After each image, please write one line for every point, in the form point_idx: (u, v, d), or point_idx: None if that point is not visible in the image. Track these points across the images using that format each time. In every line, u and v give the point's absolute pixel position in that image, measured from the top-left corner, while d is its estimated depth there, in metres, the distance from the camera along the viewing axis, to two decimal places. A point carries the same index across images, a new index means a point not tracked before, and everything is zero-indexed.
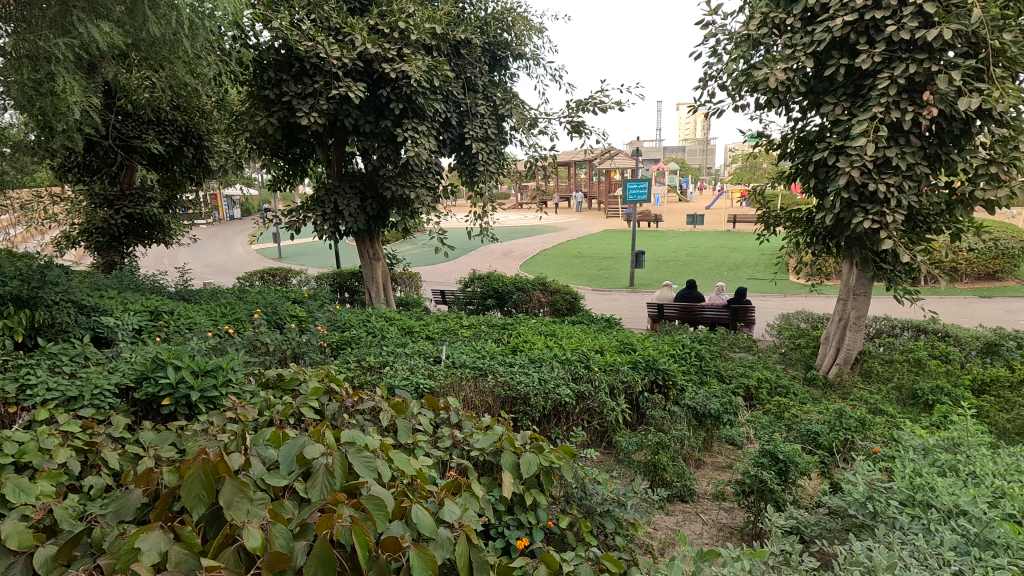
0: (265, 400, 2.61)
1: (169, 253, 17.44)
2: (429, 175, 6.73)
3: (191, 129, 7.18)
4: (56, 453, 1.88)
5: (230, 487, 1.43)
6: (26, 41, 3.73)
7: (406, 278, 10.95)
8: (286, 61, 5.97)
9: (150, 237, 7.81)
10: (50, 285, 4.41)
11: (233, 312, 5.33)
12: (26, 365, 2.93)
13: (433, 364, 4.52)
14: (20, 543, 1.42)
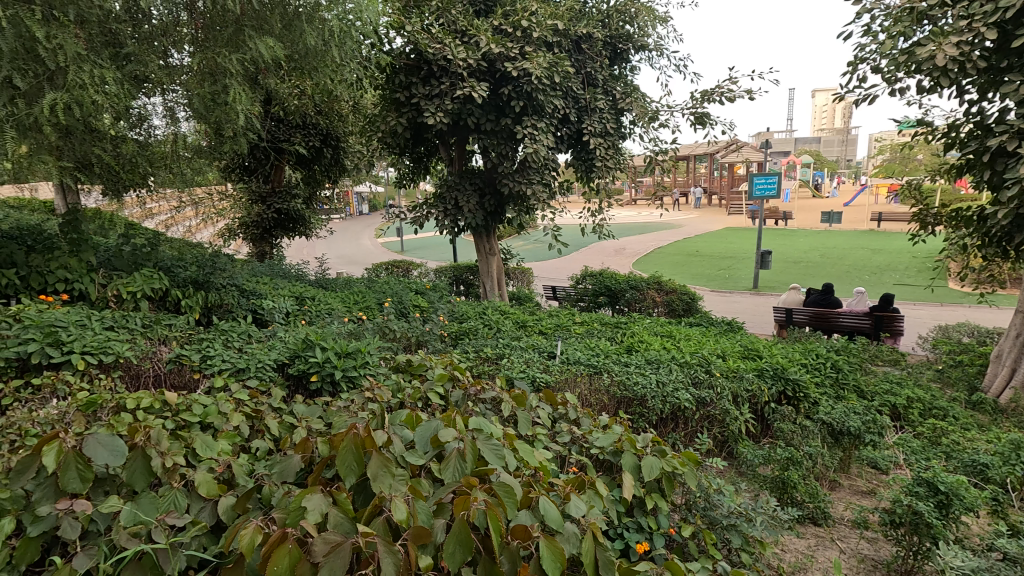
0: (396, 383, 2.79)
1: (307, 244, 19.27)
2: (546, 171, 6.79)
3: (331, 132, 7.87)
4: (231, 417, 2.16)
5: (376, 461, 1.54)
6: (208, 58, 4.28)
7: (518, 273, 11.18)
8: (416, 65, 6.31)
9: (295, 229, 8.69)
10: (219, 270, 5.07)
11: (363, 300, 5.77)
12: (205, 339, 3.41)
13: (548, 359, 4.56)
14: (209, 492, 1.64)
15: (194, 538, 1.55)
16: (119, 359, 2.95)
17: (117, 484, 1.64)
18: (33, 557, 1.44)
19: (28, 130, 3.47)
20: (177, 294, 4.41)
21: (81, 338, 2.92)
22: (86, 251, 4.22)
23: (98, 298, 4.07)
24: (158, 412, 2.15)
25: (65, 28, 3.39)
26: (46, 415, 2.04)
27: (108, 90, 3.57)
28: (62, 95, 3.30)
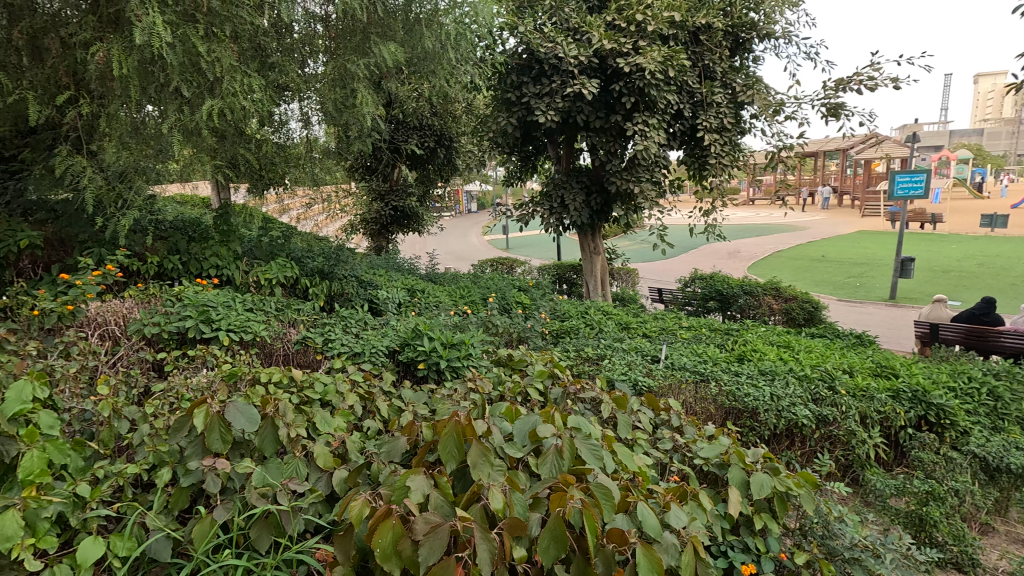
0: (497, 376, 2.85)
1: (420, 239, 20.29)
2: (656, 169, 6.56)
3: (445, 132, 8.20)
4: (347, 396, 2.32)
5: (475, 450, 1.58)
6: (338, 64, 4.66)
7: (623, 274, 10.94)
8: (528, 64, 6.38)
9: (409, 226, 9.19)
10: (341, 262, 5.50)
11: (469, 295, 5.96)
12: (328, 324, 3.72)
13: (651, 362, 4.42)
14: (325, 463, 1.78)
15: (311, 504, 1.69)
16: (256, 338, 3.30)
17: (249, 448, 1.83)
18: (183, 505, 1.66)
19: (191, 135, 3.99)
20: (305, 282, 4.84)
21: (227, 317, 3.31)
22: (233, 241, 4.79)
23: (241, 283, 4.59)
24: (286, 387, 2.37)
25: (222, 43, 3.84)
26: (198, 383, 2.34)
27: (254, 97, 4.00)
28: (218, 103, 3.75)
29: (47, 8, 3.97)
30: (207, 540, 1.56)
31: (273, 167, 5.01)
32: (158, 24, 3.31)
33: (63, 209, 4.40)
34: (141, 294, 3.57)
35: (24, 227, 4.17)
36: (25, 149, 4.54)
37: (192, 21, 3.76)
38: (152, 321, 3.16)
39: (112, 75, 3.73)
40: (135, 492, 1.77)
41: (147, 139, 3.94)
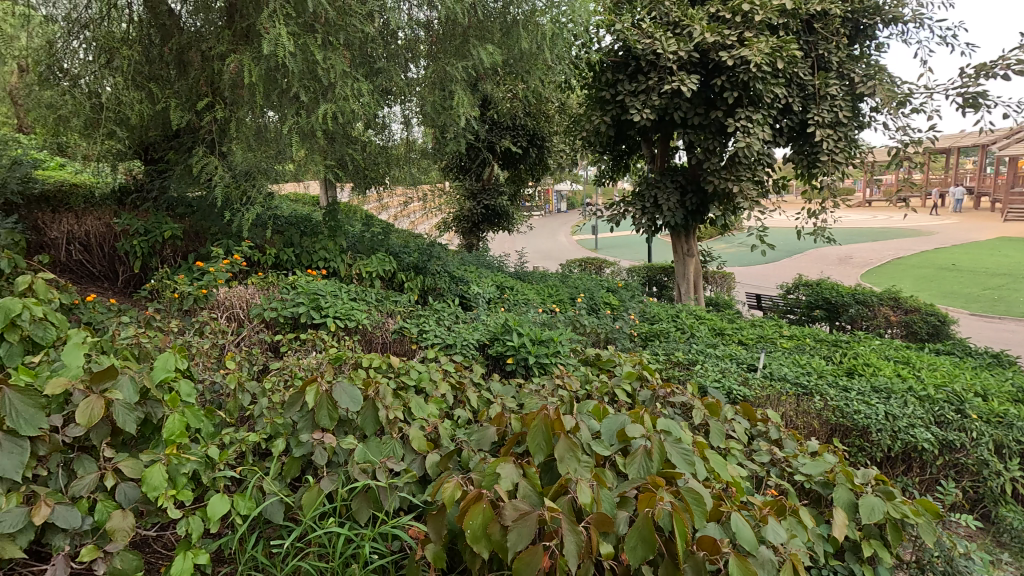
0: (585, 374, 2.84)
1: (508, 238, 20.57)
2: (759, 167, 6.19)
3: (538, 132, 8.26)
4: (439, 385, 2.43)
5: (564, 444, 1.60)
6: (439, 67, 4.86)
7: (718, 278, 10.44)
8: (624, 61, 6.26)
9: (499, 224, 9.37)
10: (435, 258, 5.72)
11: (557, 294, 5.97)
12: (423, 316, 3.89)
13: (747, 371, 4.19)
14: (419, 446, 1.88)
15: (407, 483, 1.79)
16: (359, 325, 3.53)
17: (352, 426, 1.97)
18: (295, 474, 1.82)
19: (307, 137, 4.34)
20: (402, 276, 5.09)
21: (334, 305, 3.57)
22: (339, 236, 5.14)
23: (345, 275, 4.91)
24: (385, 372, 2.51)
25: (336, 51, 4.13)
26: (308, 364, 2.55)
27: (362, 101, 4.26)
28: (331, 106, 4.04)
29: (192, 30, 4.60)
30: (315, 507, 1.70)
31: (376, 166, 5.30)
32: (283, 35, 3.63)
33: (199, 204, 4.95)
34: (261, 282, 3.94)
35: (168, 220, 4.74)
36: (170, 152, 5.15)
37: (311, 31, 4.08)
38: (271, 306, 3.48)
39: (243, 84, 4.15)
40: (255, 459, 1.96)
41: (268, 142, 4.32)
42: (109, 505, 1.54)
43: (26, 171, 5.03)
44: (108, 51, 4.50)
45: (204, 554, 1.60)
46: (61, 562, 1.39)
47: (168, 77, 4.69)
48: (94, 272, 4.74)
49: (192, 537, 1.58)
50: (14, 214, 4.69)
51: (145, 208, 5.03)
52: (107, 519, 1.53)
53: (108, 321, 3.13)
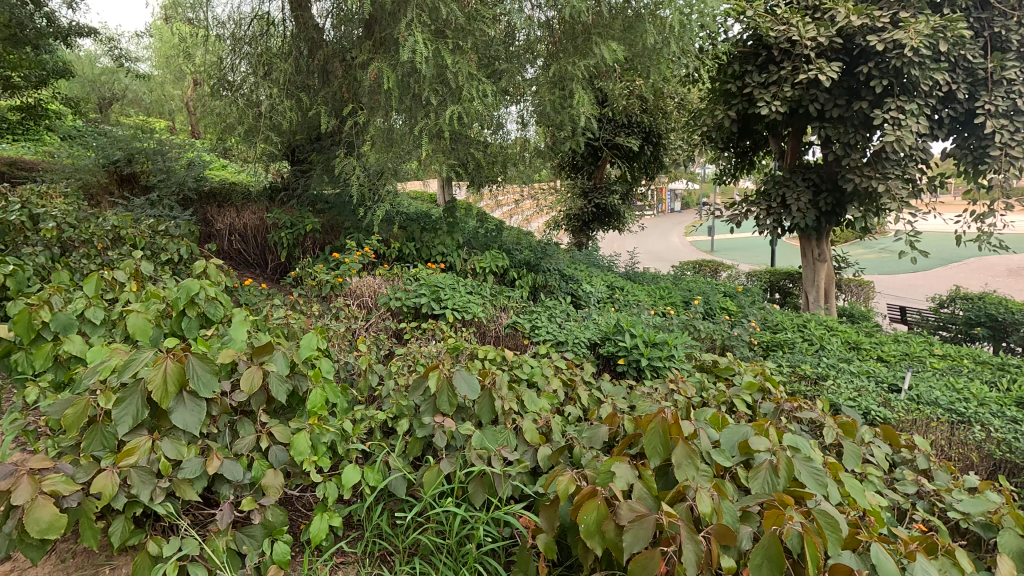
0: (701, 381, 2.72)
1: (618, 237, 20.18)
2: (911, 163, 5.51)
3: (654, 129, 7.99)
4: (551, 380, 2.45)
5: (682, 450, 1.55)
6: (561, 67, 4.91)
7: (853, 286, 9.46)
8: (754, 51, 5.85)
9: (611, 223, 9.23)
10: (546, 256, 5.79)
11: (669, 296, 5.76)
12: (534, 313, 3.96)
13: (888, 391, 3.77)
14: (532, 438, 1.92)
15: (519, 472, 1.84)
16: (474, 318, 3.68)
17: (469, 413, 2.06)
18: (417, 453, 1.95)
19: (434, 138, 4.59)
20: (514, 273, 5.21)
21: (452, 298, 3.75)
22: (456, 232, 5.38)
23: (461, 270, 5.13)
24: (499, 364, 2.59)
25: (464, 55, 4.32)
26: (428, 352, 2.71)
27: (486, 101, 4.40)
28: (458, 108, 4.24)
29: (335, 42, 5.05)
30: (434, 486, 1.81)
31: (493, 165, 5.45)
32: (419, 42, 3.89)
33: (335, 201, 5.44)
34: (387, 273, 4.24)
35: (309, 214, 5.25)
36: (312, 153, 5.70)
37: (442, 37, 4.30)
38: (396, 296, 3.74)
39: (379, 89, 4.49)
40: (381, 436, 2.12)
41: (395, 143, 4.62)
42: (264, 463, 1.74)
43: (199, 171, 5.82)
44: (266, 64, 5.07)
45: (338, 517, 1.77)
46: (226, 508, 1.60)
47: (314, 85, 5.19)
48: (248, 260, 5.38)
49: (328, 501, 1.75)
50: (189, 207, 5.46)
51: (291, 203, 5.61)
52: (262, 476, 1.74)
53: (260, 303, 3.54)
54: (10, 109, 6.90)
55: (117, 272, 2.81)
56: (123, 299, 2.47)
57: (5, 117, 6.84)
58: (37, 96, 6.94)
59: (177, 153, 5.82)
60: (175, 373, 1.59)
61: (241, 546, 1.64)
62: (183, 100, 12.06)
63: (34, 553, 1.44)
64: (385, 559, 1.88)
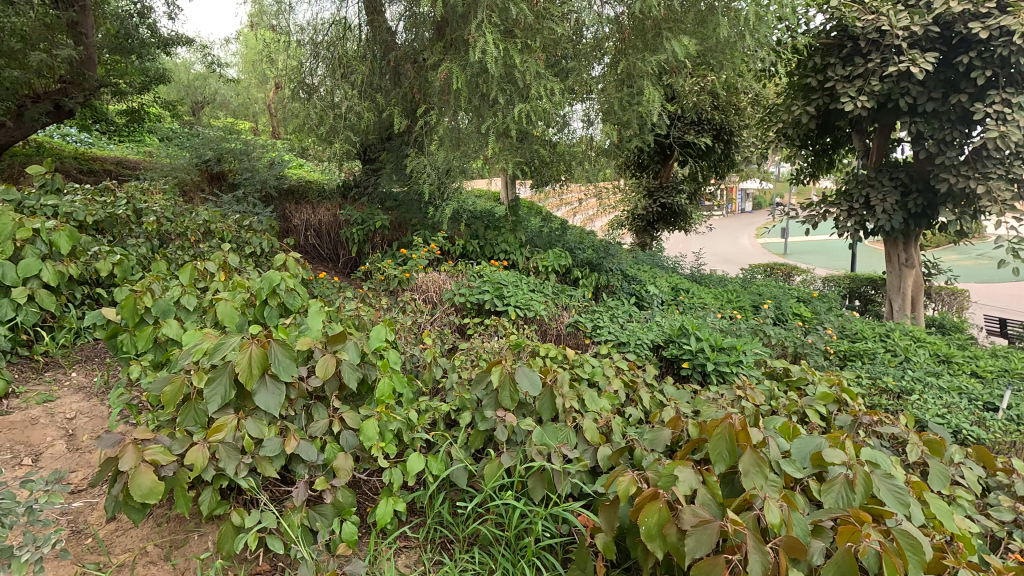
0: (770, 389, 2.61)
1: (684, 238, 19.59)
2: (1016, 161, 5.03)
3: (726, 126, 7.69)
4: (612, 381, 2.43)
5: (750, 458, 1.50)
6: (630, 62, 4.83)
7: (944, 294, 8.74)
8: (837, 42, 5.52)
9: (676, 224, 8.98)
10: (609, 256, 5.72)
11: (737, 300, 5.55)
12: (597, 312, 3.93)
13: (983, 410, 3.46)
14: (592, 437, 1.92)
15: (579, 471, 1.85)
16: (536, 316, 3.70)
17: (530, 409, 2.09)
18: (478, 446, 1.99)
19: (501, 137, 4.64)
20: (576, 272, 5.19)
21: (515, 295, 3.80)
22: (519, 230, 5.42)
23: (523, 268, 5.17)
24: (560, 362, 2.60)
25: (532, 54, 4.36)
26: (491, 347, 2.75)
27: (553, 100, 4.40)
28: (526, 106, 4.27)
29: (407, 44, 5.21)
30: (494, 479, 1.85)
31: (557, 164, 5.45)
32: (489, 42, 3.96)
33: (404, 198, 5.61)
34: (452, 269, 4.34)
35: (379, 211, 5.45)
36: (383, 152, 5.91)
37: (511, 37, 4.34)
38: (460, 291, 3.82)
39: (449, 89, 4.60)
40: (444, 427, 2.19)
41: (461, 142, 4.72)
42: (336, 446, 1.84)
43: (280, 170, 6.18)
44: (345, 68, 5.32)
45: (403, 502, 1.84)
46: (301, 486, 1.71)
47: (386, 86, 5.39)
48: (321, 254, 5.66)
49: (393, 486, 1.82)
50: (270, 204, 5.81)
51: (362, 200, 5.85)
52: (333, 458, 1.84)
53: (333, 295, 3.72)
54: (118, 113, 7.58)
55: (208, 263, 3.04)
56: (213, 288, 2.67)
57: (113, 120, 7.51)
58: (140, 101, 7.57)
59: (261, 153, 6.20)
60: (259, 358, 1.71)
61: (314, 522, 1.74)
62: (266, 103, 12.80)
63: (137, 516, 1.59)
64: (446, 546, 1.94)
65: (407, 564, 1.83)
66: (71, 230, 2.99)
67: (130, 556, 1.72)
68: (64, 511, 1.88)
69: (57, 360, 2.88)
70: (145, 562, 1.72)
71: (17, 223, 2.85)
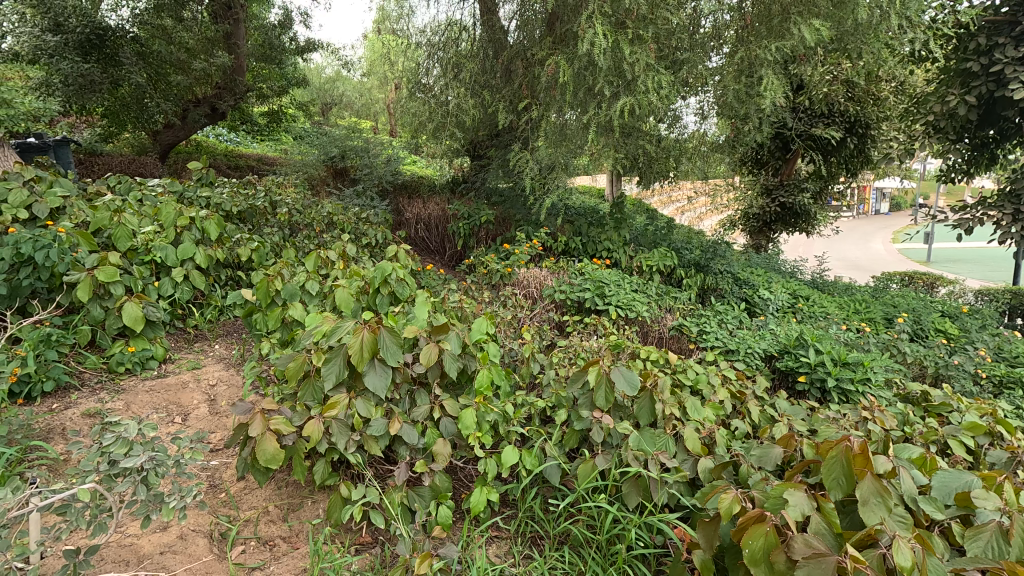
0: (903, 413, 2.32)
1: (806, 241, 18.10)
2: None
3: (861, 119, 6.81)
4: (717, 390, 2.28)
5: (870, 485, 1.35)
6: (751, 50, 4.52)
7: None
8: (1010, 19, 4.77)
9: (797, 226, 8.28)
10: (719, 257, 5.41)
11: (867, 311, 5.01)
12: (704, 316, 3.76)
13: None
14: (692, 447, 1.83)
15: (677, 481, 1.77)
16: (638, 317, 3.60)
17: (627, 413, 2.03)
18: (573, 445, 1.97)
19: (607, 132, 4.54)
20: (682, 273, 4.97)
21: (617, 294, 3.71)
22: (624, 228, 5.30)
23: (627, 267, 5.06)
24: (662, 366, 2.49)
25: (643, 45, 4.17)
26: (590, 347, 2.72)
27: (662, 93, 4.18)
28: (632, 100, 4.12)
29: (517, 42, 5.26)
30: (588, 480, 1.82)
31: (666, 160, 5.22)
32: (598, 35, 3.87)
33: (509, 194, 5.69)
34: (553, 266, 4.35)
35: (485, 207, 5.60)
36: (491, 149, 6.05)
37: (623, 28, 4.21)
38: (562, 289, 3.81)
39: (556, 85, 4.58)
40: (539, 423, 2.20)
41: (567, 138, 4.71)
42: (435, 432, 1.91)
43: (396, 166, 6.54)
44: (457, 66, 5.48)
45: (496, 493, 1.86)
46: (402, 467, 1.80)
47: (497, 84, 5.48)
48: (430, 247, 5.89)
49: (487, 476, 1.85)
50: (386, 198, 6.17)
51: (470, 195, 6.06)
52: (433, 443, 1.91)
53: (439, 287, 3.88)
54: (261, 114, 8.43)
55: (330, 252, 3.29)
56: (332, 275, 2.89)
57: (257, 121, 8.36)
58: (280, 104, 8.37)
59: (379, 150, 6.60)
60: (369, 342, 1.81)
61: (412, 503, 1.82)
62: (387, 102, 13.62)
63: (261, 478, 1.76)
64: (536, 542, 1.95)
65: (498, 554, 1.87)
66: (219, 219, 3.38)
67: (256, 513, 1.92)
68: (204, 466, 2.14)
69: (204, 333, 3.27)
70: (266, 520, 1.91)
71: (178, 212, 3.26)
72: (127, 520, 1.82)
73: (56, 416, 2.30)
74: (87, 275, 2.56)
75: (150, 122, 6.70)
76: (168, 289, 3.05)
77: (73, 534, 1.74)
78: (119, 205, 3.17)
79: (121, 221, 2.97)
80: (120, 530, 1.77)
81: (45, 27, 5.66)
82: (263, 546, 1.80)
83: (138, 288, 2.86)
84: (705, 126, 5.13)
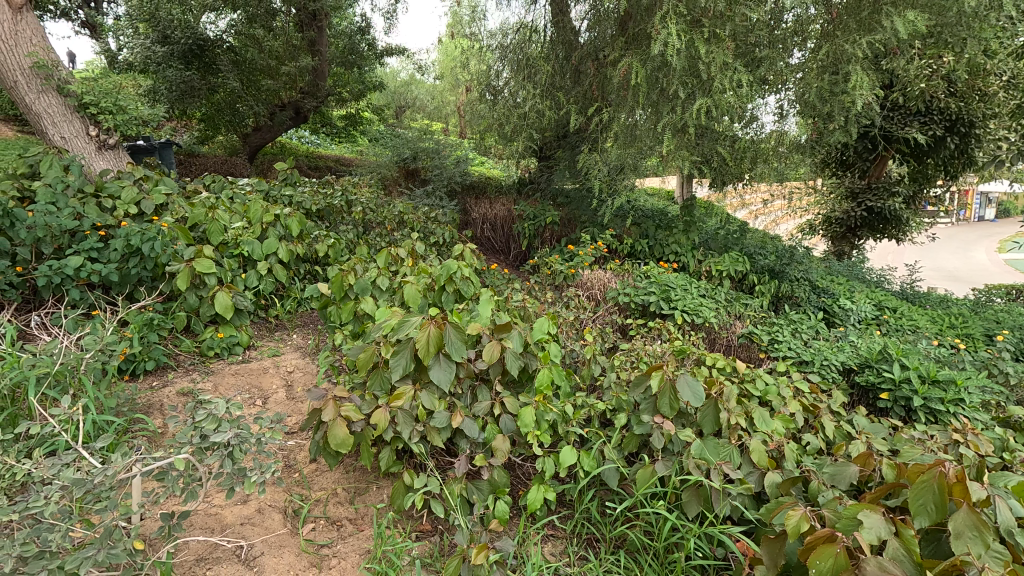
0: (1002, 439, 2.13)
1: (896, 249, 16.79)
2: None
3: (964, 117, 6.23)
4: (788, 402, 2.17)
5: (966, 517, 1.26)
6: (837, 45, 4.28)
7: None
8: None
9: (885, 232, 7.72)
10: (795, 263, 5.12)
11: (964, 326, 4.58)
12: (776, 325, 3.60)
13: None
14: (760, 460, 1.76)
15: (741, 493, 1.72)
16: (705, 323, 3.50)
17: (690, 420, 1.98)
18: (632, 449, 1.94)
19: (679, 132, 4.41)
20: (754, 279, 4.76)
21: (683, 299, 3.61)
22: (692, 232, 5.15)
23: (695, 271, 4.91)
24: (728, 374, 2.42)
25: (720, 43, 4.00)
26: (653, 351, 2.67)
27: (740, 91, 3.98)
28: (707, 100, 3.97)
29: (591, 43, 5.24)
30: (647, 486, 1.79)
31: (741, 161, 5.02)
32: (672, 34, 3.75)
33: (575, 195, 5.68)
34: (618, 269, 4.29)
35: (551, 208, 5.62)
36: (559, 149, 6.06)
37: (698, 27, 4.07)
38: (626, 291, 3.76)
39: (628, 85, 4.52)
40: (599, 425, 2.19)
41: (637, 139, 4.64)
42: (495, 428, 1.94)
43: (464, 167, 6.69)
44: (529, 68, 5.51)
45: (553, 492, 1.87)
46: (462, 460, 1.84)
47: (567, 85, 5.48)
48: (495, 247, 5.98)
49: (545, 475, 1.86)
50: (454, 198, 6.32)
51: (537, 195, 6.09)
52: (492, 439, 1.94)
53: (502, 286, 3.93)
54: (340, 118, 8.84)
55: (400, 250, 3.40)
56: (401, 272, 2.99)
57: (336, 123, 8.78)
58: (357, 107, 8.75)
59: (450, 151, 6.78)
60: (436, 337, 1.86)
61: (471, 495, 1.86)
62: (458, 104, 13.88)
63: (332, 461, 1.87)
64: (592, 544, 1.94)
65: (553, 553, 1.88)
66: (300, 217, 3.59)
67: (326, 494, 2.04)
68: (281, 447, 2.29)
69: (284, 323, 3.50)
70: (335, 501, 2.02)
71: (265, 210, 3.50)
72: (213, 491, 1.98)
73: (155, 392, 2.54)
74: (186, 266, 2.80)
75: (241, 126, 7.27)
76: (253, 281, 3.28)
77: (167, 499, 1.91)
78: (213, 202, 3.45)
79: (214, 218, 3.23)
80: (206, 499, 1.93)
81: (155, 39, 6.25)
82: (331, 525, 1.91)
83: (227, 279, 3.10)
84: (785, 124, 4.86)
